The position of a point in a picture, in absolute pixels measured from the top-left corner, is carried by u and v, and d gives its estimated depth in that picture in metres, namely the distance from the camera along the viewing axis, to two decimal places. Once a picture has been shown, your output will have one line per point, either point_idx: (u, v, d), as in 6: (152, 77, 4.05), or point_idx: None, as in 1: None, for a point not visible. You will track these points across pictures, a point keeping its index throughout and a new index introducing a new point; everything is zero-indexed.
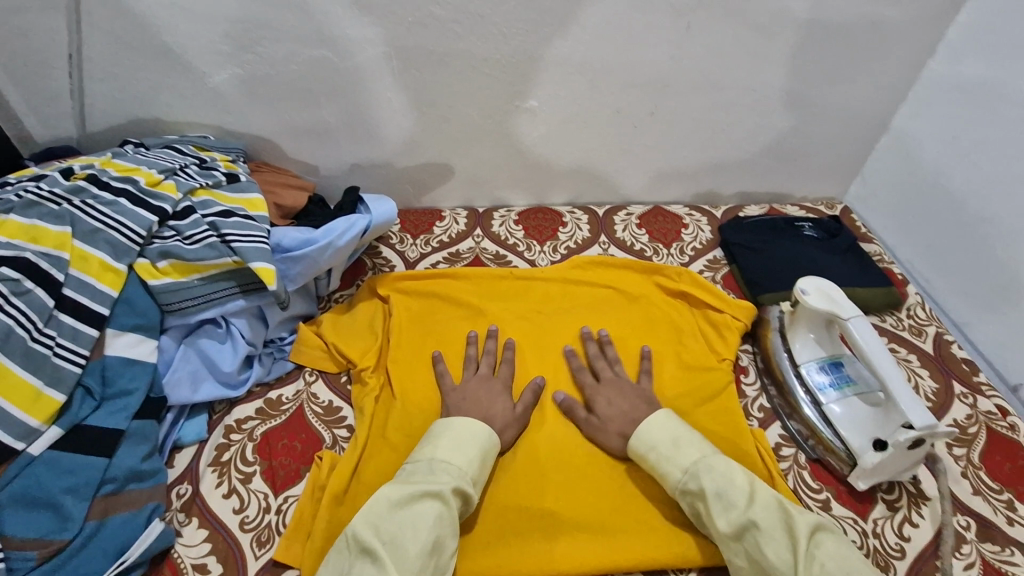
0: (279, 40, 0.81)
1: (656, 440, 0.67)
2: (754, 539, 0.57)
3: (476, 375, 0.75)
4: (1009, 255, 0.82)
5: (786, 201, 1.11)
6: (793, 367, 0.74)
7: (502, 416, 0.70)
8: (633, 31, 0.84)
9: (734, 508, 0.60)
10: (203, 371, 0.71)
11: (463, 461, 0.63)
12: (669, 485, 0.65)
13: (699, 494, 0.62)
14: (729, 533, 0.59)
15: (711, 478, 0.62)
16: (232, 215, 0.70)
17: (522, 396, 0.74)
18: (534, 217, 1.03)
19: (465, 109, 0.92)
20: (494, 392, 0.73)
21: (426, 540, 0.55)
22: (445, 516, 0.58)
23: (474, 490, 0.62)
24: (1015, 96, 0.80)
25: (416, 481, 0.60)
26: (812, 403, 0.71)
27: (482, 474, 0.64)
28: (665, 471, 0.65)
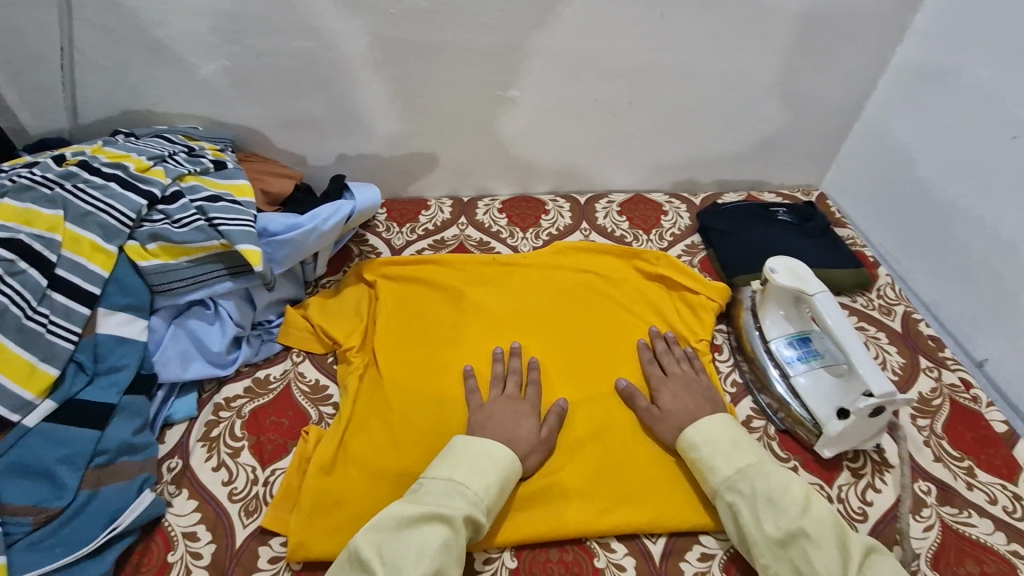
0: (266, 31, 0.83)
1: (706, 438, 0.66)
2: (803, 549, 0.57)
3: (502, 395, 0.73)
4: (973, 236, 0.85)
5: (764, 188, 1.14)
6: (764, 343, 0.77)
7: (526, 440, 0.68)
8: (610, 21, 0.86)
9: (787, 514, 0.59)
10: (193, 351, 0.73)
11: (480, 485, 0.61)
12: (713, 482, 0.64)
13: (749, 496, 0.61)
14: (776, 538, 0.58)
15: (764, 481, 0.61)
16: (219, 200, 0.73)
17: (547, 419, 0.72)
18: (517, 205, 1.06)
19: (448, 99, 0.94)
20: (520, 413, 0.71)
21: (425, 566, 0.54)
22: (451, 544, 0.56)
23: (487, 518, 0.60)
24: (978, 81, 0.83)
25: (428, 503, 0.59)
26: (781, 377, 0.74)
27: (497, 500, 0.62)
28: (714, 466, 0.65)
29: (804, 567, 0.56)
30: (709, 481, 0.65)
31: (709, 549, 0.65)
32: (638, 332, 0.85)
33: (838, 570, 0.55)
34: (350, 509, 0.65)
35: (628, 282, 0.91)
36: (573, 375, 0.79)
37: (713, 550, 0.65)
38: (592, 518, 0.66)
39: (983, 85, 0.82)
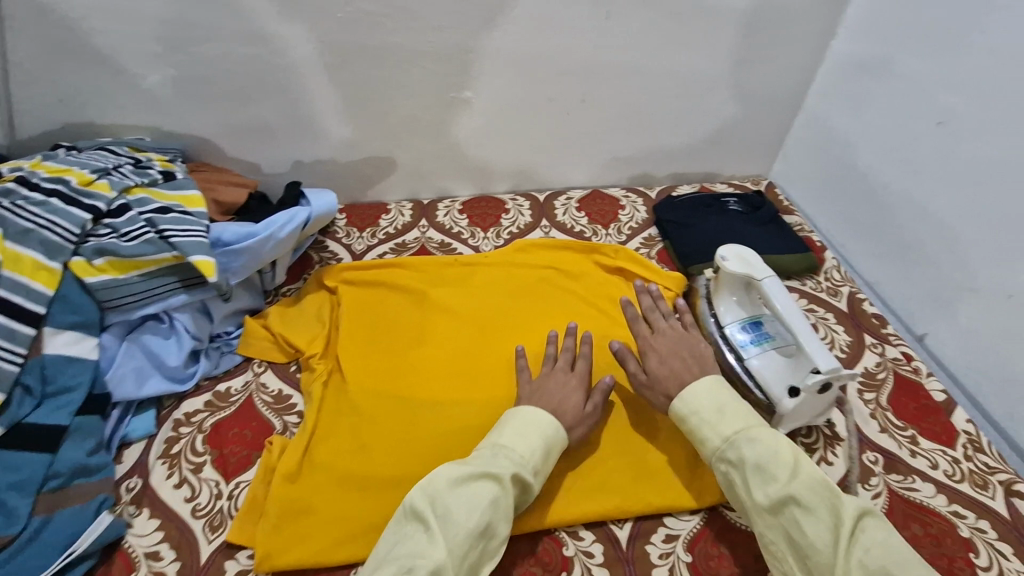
0: (211, 39, 0.82)
1: (696, 407, 0.64)
2: (793, 516, 0.56)
3: (553, 370, 0.72)
4: (907, 217, 0.90)
5: (716, 180, 1.18)
6: (719, 329, 0.79)
7: (572, 412, 0.67)
8: (557, 20, 0.88)
9: (776, 482, 0.57)
10: (149, 367, 0.71)
11: (526, 448, 0.62)
12: (706, 450, 0.63)
13: (738, 466, 0.60)
14: (766, 506, 0.57)
15: (753, 449, 0.59)
16: (169, 211, 0.72)
17: (592, 395, 0.71)
18: (477, 206, 1.07)
19: (401, 101, 0.94)
20: (568, 387, 0.70)
21: (474, 521, 0.55)
22: (499, 502, 0.57)
23: (534, 480, 0.61)
24: (904, 71, 0.87)
25: (477, 464, 0.59)
26: (736, 361, 0.76)
27: (544, 464, 0.63)
28: (704, 436, 0.63)
29: (795, 533, 0.55)
30: (703, 450, 0.63)
31: (673, 531, 0.66)
32: (600, 325, 0.86)
33: (828, 536, 0.54)
34: (319, 516, 0.64)
35: (589, 275, 0.93)
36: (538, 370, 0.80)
37: (677, 531, 0.66)
38: (562, 508, 0.66)
39: (908, 74, 0.87)
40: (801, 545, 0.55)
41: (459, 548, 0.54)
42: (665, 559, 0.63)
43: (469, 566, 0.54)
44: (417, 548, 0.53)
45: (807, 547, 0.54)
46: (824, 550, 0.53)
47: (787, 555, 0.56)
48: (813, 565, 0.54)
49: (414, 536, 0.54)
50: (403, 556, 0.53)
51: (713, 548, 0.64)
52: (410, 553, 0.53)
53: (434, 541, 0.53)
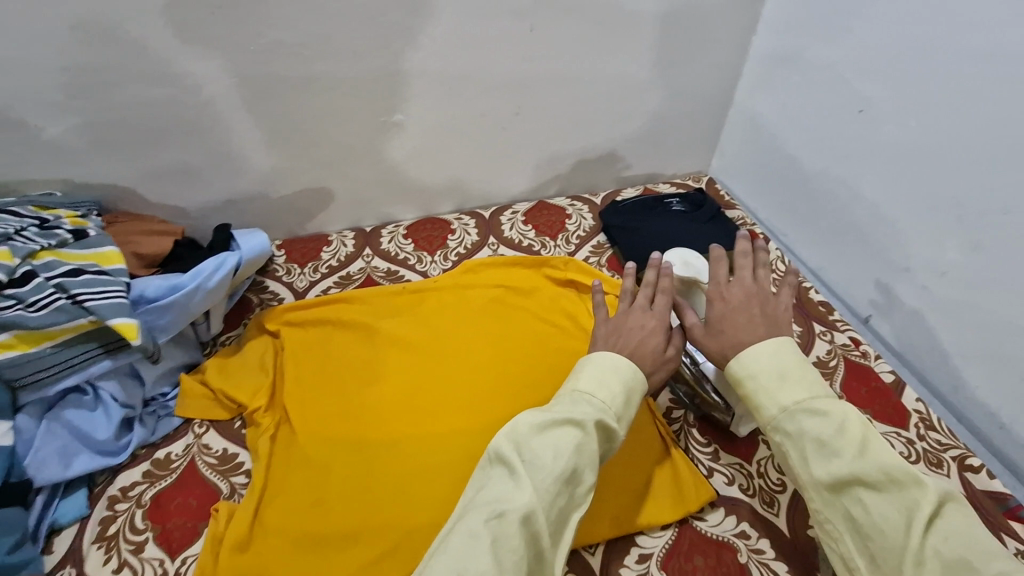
0: (115, 83, 0.77)
1: (750, 373, 0.56)
2: (858, 497, 0.50)
3: (633, 308, 0.68)
4: (841, 202, 0.92)
5: (659, 180, 1.18)
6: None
7: (652, 357, 0.63)
8: (480, 36, 0.86)
9: (840, 460, 0.50)
10: (74, 444, 0.66)
11: (607, 394, 0.57)
12: (759, 420, 0.55)
13: (797, 440, 0.52)
14: (826, 485, 0.51)
15: (816, 423, 0.52)
16: (82, 272, 0.66)
17: (671, 338, 0.67)
18: (422, 228, 1.04)
19: (331, 130, 0.91)
20: (648, 329, 0.65)
21: (561, 465, 0.51)
22: (585, 446, 0.53)
23: (618, 426, 0.56)
24: (823, 63, 0.89)
25: (558, 410, 0.55)
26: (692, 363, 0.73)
27: (627, 411, 0.58)
28: (760, 404, 0.55)
29: (858, 515, 0.50)
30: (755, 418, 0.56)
31: (646, 549, 0.63)
32: (554, 341, 0.85)
33: (899, 523, 0.48)
34: None
35: (539, 292, 0.91)
36: (492, 396, 0.78)
37: (650, 549, 0.63)
38: None
39: (827, 65, 0.89)
40: (864, 528, 0.49)
41: (548, 492, 0.50)
42: None
43: (557, 514, 0.51)
44: (503, 491, 0.50)
45: (872, 531, 0.49)
46: (893, 537, 0.48)
47: (845, 534, 0.51)
48: (877, 549, 0.49)
49: (498, 481, 0.51)
50: (489, 500, 0.49)
51: (686, 562, 0.62)
52: (496, 497, 0.49)
53: (521, 486, 0.49)
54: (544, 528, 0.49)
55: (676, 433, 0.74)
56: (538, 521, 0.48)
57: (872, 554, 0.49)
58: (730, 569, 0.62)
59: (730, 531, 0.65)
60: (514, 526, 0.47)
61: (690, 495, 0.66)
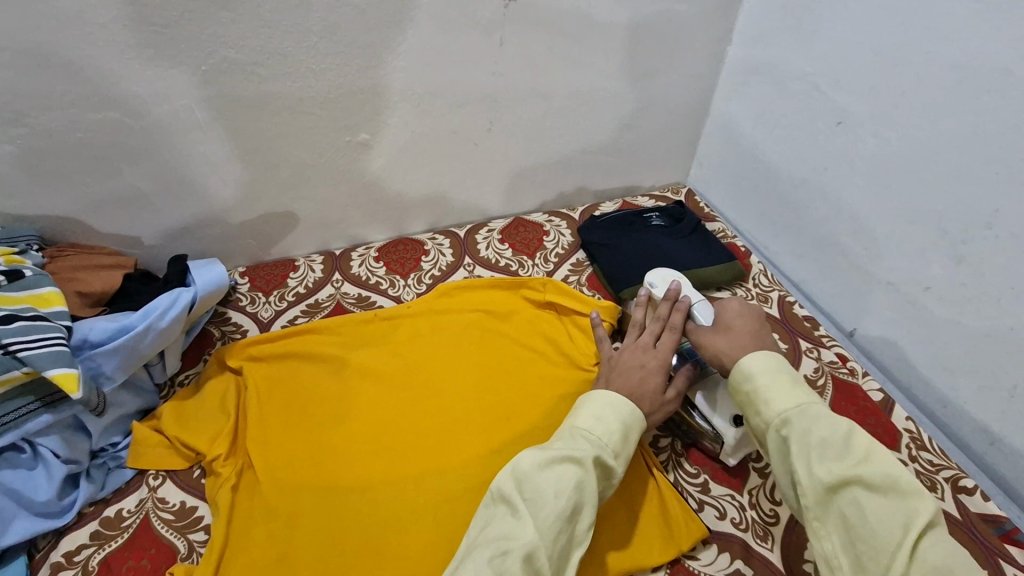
0: (51, 108, 0.71)
1: (762, 372, 0.58)
2: (853, 497, 0.50)
3: (634, 347, 0.69)
4: (821, 214, 0.90)
5: (637, 192, 1.16)
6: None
7: (651, 399, 0.64)
8: (446, 51, 0.83)
9: (842, 460, 0.51)
10: (11, 508, 0.60)
11: (605, 431, 0.58)
12: (763, 415, 0.56)
13: (801, 437, 0.53)
14: (827, 482, 0.50)
15: (822, 424, 0.53)
16: (15, 319, 0.60)
17: (675, 379, 0.67)
18: (394, 250, 0.99)
19: (292, 152, 0.86)
20: (648, 368, 0.66)
21: (561, 506, 0.52)
22: (585, 484, 0.54)
23: (617, 463, 0.57)
24: (799, 73, 0.88)
25: (559, 448, 0.56)
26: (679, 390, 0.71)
27: (626, 447, 0.59)
28: (767, 401, 0.56)
29: (853, 516, 0.49)
30: (760, 414, 0.57)
31: None
32: (534, 369, 0.81)
33: (893, 527, 0.48)
34: None
35: (516, 317, 0.87)
36: (467, 431, 0.74)
37: None
38: None
39: (803, 75, 0.87)
40: (857, 529, 0.49)
41: (550, 531, 0.51)
42: None
43: (559, 552, 0.51)
44: (506, 530, 0.51)
45: (865, 531, 0.48)
46: (885, 540, 0.48)
47: (833, 535, 0.51)
48: (865, 551, 0.48)
49: (501, 519, 0.52)
50: (492, 538, 0.51)
51: None
52: (499, 535, 0.51)
53: (522, 524, 0.50)
54: (546, 566, 0.49)
55: (664, 464, 0.71)
56: (541, 559, 0.49)
57: (859, 557, 0.49)
58: None
59: (724, 570, 0.61)
60: (517, 564, 0.48)
61: (681, 532, 0.63)
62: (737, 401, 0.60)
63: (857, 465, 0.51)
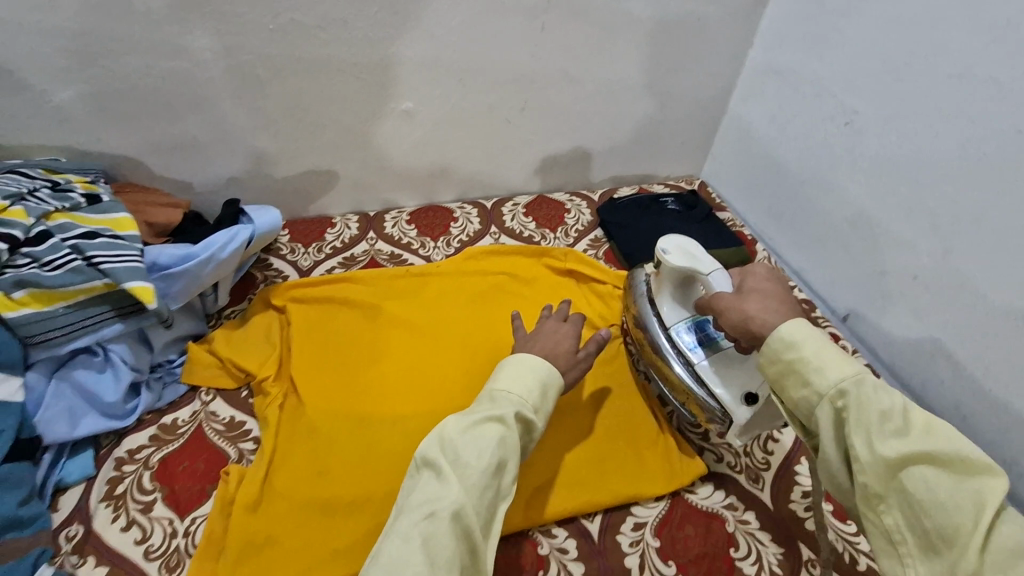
0: (130, 53, 0.76)
1: (807, 340, 0.52)
2: (920, 475, 0.45)
3: (547, 322, 0.74)
4: (822, 210, 0.98)
5: (653, 180, 1.23)
6: (670, 335, 0.72)
7: (565, 358, 0.69)
8: (491, 31, 0.89)
9: (904, 436, 0.46)
10: (82, 406, 0.66)
11: (523, 390, 0.60)
12: (814, 387, 0.50)
13: (861, 412, 0.47)
14: (893, 461, 0.45)
15: (883, 396, 0.47)
16: (97, 236, 0.66)
17: (586, 345, 0.72)
18: (425, 215, 1.06)
19: (341, 114, 0.91)
20: (561, 334, 0.71)
21: (485, 461, 0.52)
22: (508, 440, 0.55)
23: (536, 418, 0.59)
24: (812, 77, 0.96)
25: (479, 411, 0.57)
26: (684, 364, 0.71)
27: (544, 404, 0.61)
28: (818, 372, 0.50)
29: (920, 495, 0.45)
30: (808, 385, 0.50)
31: (640, 518, 0.67)
32: None
33: (968, 505, 0.43)
34: (283, 546, 0.62)
35: (538, 283, 0.94)
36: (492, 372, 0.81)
37: (645, 518, 0.67)
38: (531, 510, 0.66)
39: (816, 79, 0.95)
40: (924, 508, 0.44)
41: (475, 488, 0.51)
42: (635, 547, 0.65)
43: (486, 508, 0.52)
44: (432, 493, 0.50)
45: (933, 510, 0.44)
46: (959, 519, 0.43)
47: (896, 512, 0.46)
48: (933, 530, 0.44)
49: (427, 482, 0.52)
50: (418, 502, 0.50)
51: (678, 531, 0.66)
52: (425, 498, 0.50)
53: (448, 484, 0.50)
54: (473, 522, 0.49)
55: (670, 415, 0.78)
56: (468, 515, 0.49)
57: (927, 535, 0.45)
58: (719, 537, 0.66)
59: (719, 504, 0.69)
60: (445, 523, 0.48)
61: (681, 469, 0.70)
62: (773, 371, 0.53)
63: (920, 440, 0.46)
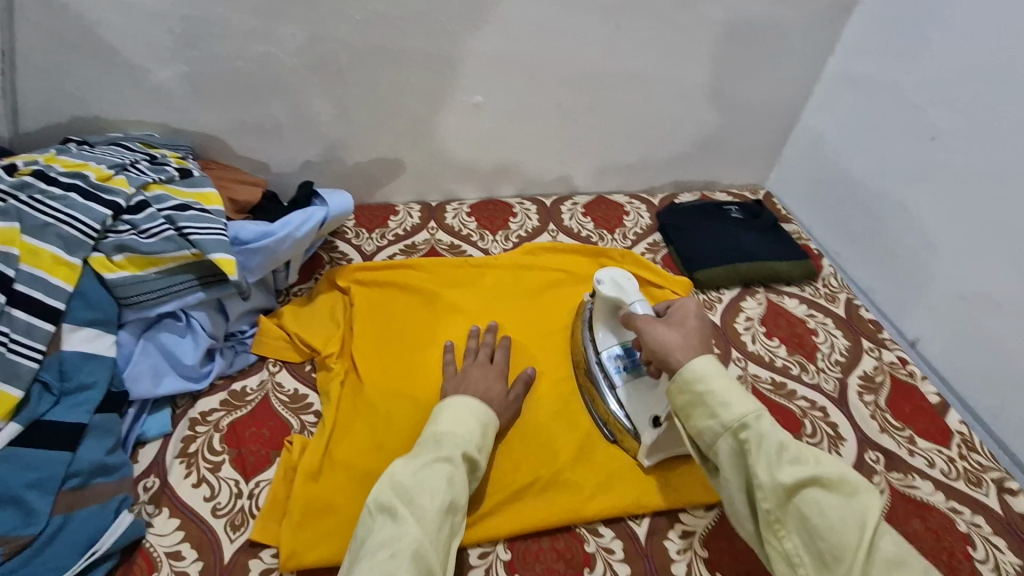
0: (225, 37, 0.80)
1: (714, 373, 0.57)
2: (812, 498, 0.51)
3: (475, 361, 0.76)
4: (897, 229, 0.95)
5: (715, 188, 1.21)
6: (598, 358, 0.77)
7: (499, 400, 0.71)
8: (566, 28, 0.89)
9: (798, 462, 0.53)
10: (164, 365, 0.70)
11: (465, 429, 0.62)
12: (720, 418, 0.56)
13: (761, 440, 0.54)
14: (790, 485, 0.51)
15: (776, 428, 0.54)
16: (189, 208, 0.70)
17: (515, 385, 0.75)
18: (485, 209, 1.07)
19: (413, 104, 0.93)
20: (490, 377, 0.73)
21: (438, 502, 0.53)
22: (456, 480, 0.56)
23: (481, 456, 0.61)
24: (897, 89, 0.92)
25: (425, 453, 0.58)
26: (610, 388, 0.75)
27: (486, 442, 0.63)
28: (724, 404, 0.56)
29: (814, 516, 0.50)
30: (714, 416, 0.56)
31: (689, 527, 0.68)
32: None
33: (850, 524, 0.50)
34: (342, 514, 0.64)
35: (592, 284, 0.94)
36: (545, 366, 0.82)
37: (693, 526, 0.68)
38: (583, 505, 0.68)
39: (902, 92, 0.91)
40: (817, 528, 0.50)
41: (431, 528, 0.52)
42: (683, 554, 0.66)
43: (442, 547, 0.52)
44: (390, 534, 0.50)
45: (826, 531, 0.50)
46: (845, 538, 0.49)
47: (794, 535, 0.51)
48: (826, 549, 0.50)
49: (382, 525, 0.51)
50: (376, 545, 0.49)
51: (728, 542, 0.67)
52: (384, 540, 0.50)
53: (407, 524, 0.50)
54: (434, 562, 0.50)
55: None
56: (429, 556, 0.50)
57: (819, 555, 0.50)
58: None
59: None
60: (407, 563, 0.48)
61: None
62: (683, 401, 0.59)
63: (812, 466, 0.52)
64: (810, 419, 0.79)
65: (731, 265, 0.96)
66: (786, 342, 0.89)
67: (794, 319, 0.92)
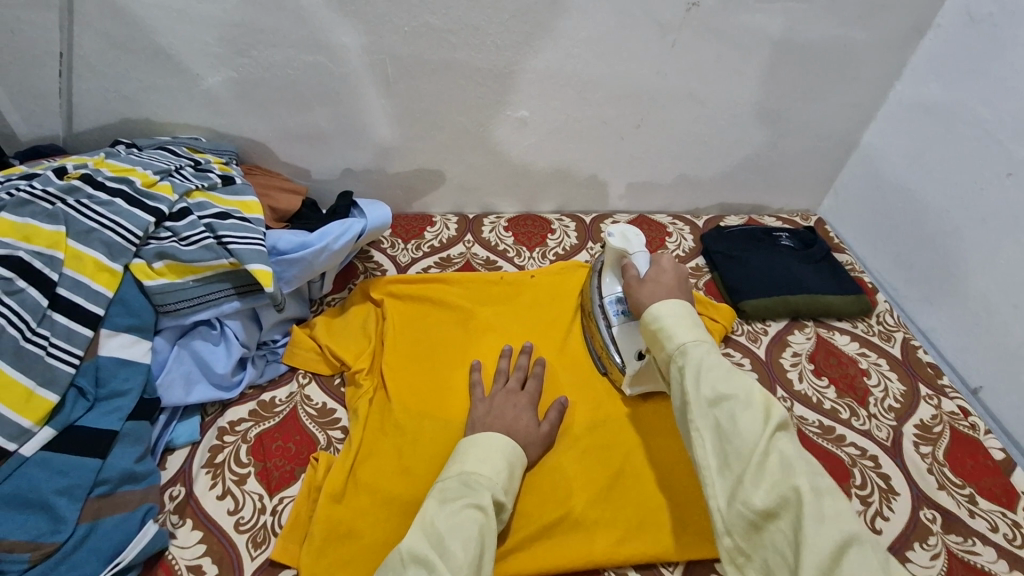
0: (275, 45, 0.80)
1: (668, 310, 0.62)
2: (727, 408, 0.53)
3: (503, 388, 0.74)
4: (965, 268, 0.88)
5: (764, 212, 1.16)
6: (600, 299, 0.79)
7: (527, 432, 0.69)
8: (620, 45, 0.86)
9: (722, 378, 0.55)
10: (196, 372, 0.71)
11: (491, 470, 0.59)
12: (665, 347, 0.60)
13: (694, 361, 0.57)
14: (708, 396, 0.54)
15: (712, 352, 0.57)
16: (229, 217, 0.69)
17: (547, 414, 0.73)
18: (523, 224, 1.05)
19: (457, 116, 0.92)
20: (519, 407, 0.71)
21: (472, 553, 0.50)
22: (487, 529, 0.54)
23: (507, 498, 0.59)
24: (974, 119, 0.86)
25: (454, 498, 0.56)
26: (605, 323, 0.78)
27: (511, 482, 0.61)
28: (669, 332, 0.60)
29: (725, 423, 0.53)
30: (663, 348, 0.61)
31: None
32: None
33: (757, 426, 0.52)
34: (363, 540, 0.63)
35: None
36: (578, 391, 0.79)
37: None
38: (615, 548, 0.65)
39: (979, 123, 0.85)
40: (725, 434, 0.52)
41: None
42: None
43: None
44: None
45: (732, 435, 0.52)
46: (750, 440, 0.51)
47: (707, 442, 0.53)
48: (731, 453, 0.51)
49: None
50: None
51: None
52: None
53: None
54: None
55: None
56: None
57: (725, 456, 0.52)
58: None
59: None
60: None
61: None
62: (648, 339, 0.64)
63: (735, 383, 0.54)
64: (860, 469, 0.74)
65: (780, 296, 0.91)
66: (836, 383, 0.84)
67: (845, 358, 0.87)
